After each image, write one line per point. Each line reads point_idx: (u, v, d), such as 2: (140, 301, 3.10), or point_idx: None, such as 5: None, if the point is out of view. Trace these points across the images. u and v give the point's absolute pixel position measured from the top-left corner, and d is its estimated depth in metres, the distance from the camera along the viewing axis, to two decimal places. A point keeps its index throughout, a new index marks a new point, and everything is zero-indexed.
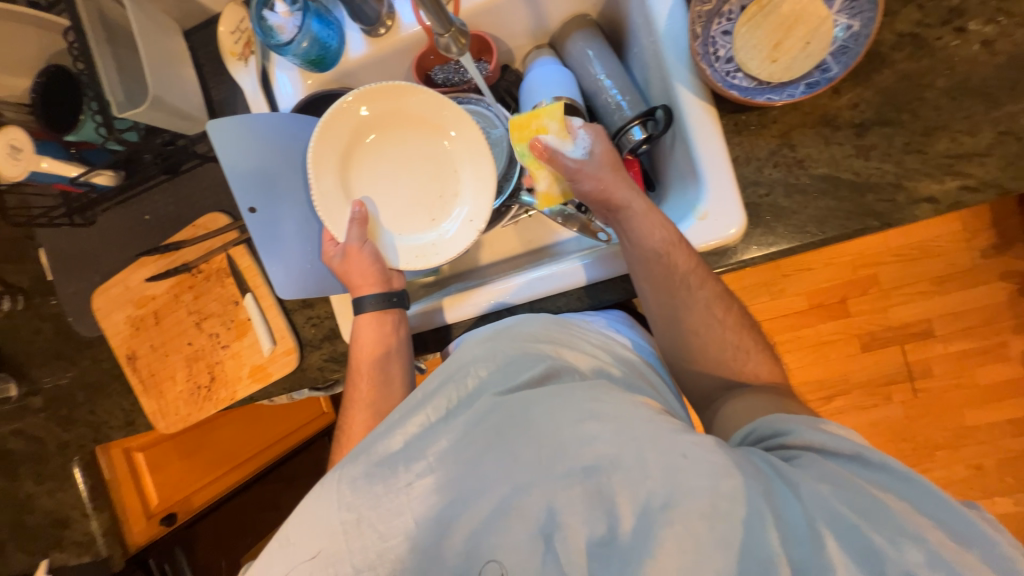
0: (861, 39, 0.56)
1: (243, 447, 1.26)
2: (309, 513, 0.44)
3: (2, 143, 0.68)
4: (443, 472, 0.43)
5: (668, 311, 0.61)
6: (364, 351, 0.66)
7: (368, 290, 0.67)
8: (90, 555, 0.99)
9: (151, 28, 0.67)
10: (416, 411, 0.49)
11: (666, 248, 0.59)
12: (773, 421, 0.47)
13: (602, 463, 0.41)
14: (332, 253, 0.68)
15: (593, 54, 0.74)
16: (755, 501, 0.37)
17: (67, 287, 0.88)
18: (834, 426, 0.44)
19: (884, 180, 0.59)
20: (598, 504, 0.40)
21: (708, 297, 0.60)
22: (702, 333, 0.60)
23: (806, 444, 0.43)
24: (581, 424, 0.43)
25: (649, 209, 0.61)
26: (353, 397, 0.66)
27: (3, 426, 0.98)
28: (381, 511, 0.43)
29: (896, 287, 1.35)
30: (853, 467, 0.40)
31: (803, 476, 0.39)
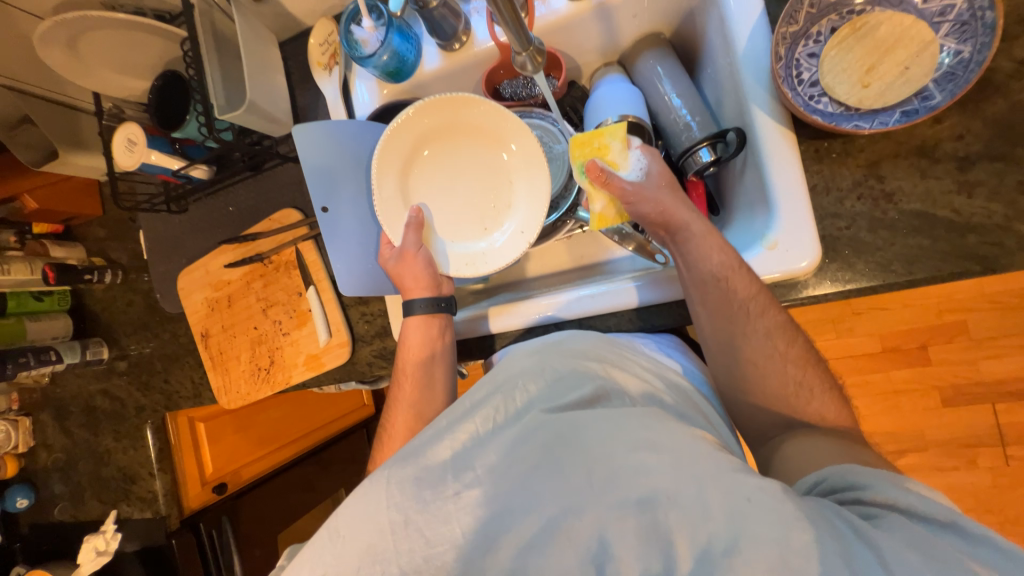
0: (972, 65, 0.51)
1: (291, 429, 1.37)
2: (359, 508, 0.45)
3: (121, 136, 0.77)
4: (490, 484, 0.44)
5: (722, 335, 0.57)
6: (411, 352, 0.68)
7: (420, 293, 0.68)
8: (150, 511, 1.07)
9: (253, 39, 0.74)
10: (462, 420, 0.49)
11: (725, 272, 0.56)
12: (846, 471, 0.43)
13: (657, 496, 0.39)
14: (388, 254, 0.71)
15: (663, 73, 0.73)
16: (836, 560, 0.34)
17: (158, 267, 0.98)
18: (921, 485, 0.40)
19: (989, 221, 0.53)
20: (653, 540, 0.38)
21: (770, 324, 0.56)
22: (760, 364, 0.56)
23: (887, 501, 0.39)
24: (636, 454, 0.42)
25: (707, 233, 0.59)
26: (397, 395, 0.68)
27: (93, 385, 1.10)
28: (430, 517, 0.43)
29: (989, 338, 1.20)
30: (945, 534, 0.35)
31: (886, 537, 0.35)
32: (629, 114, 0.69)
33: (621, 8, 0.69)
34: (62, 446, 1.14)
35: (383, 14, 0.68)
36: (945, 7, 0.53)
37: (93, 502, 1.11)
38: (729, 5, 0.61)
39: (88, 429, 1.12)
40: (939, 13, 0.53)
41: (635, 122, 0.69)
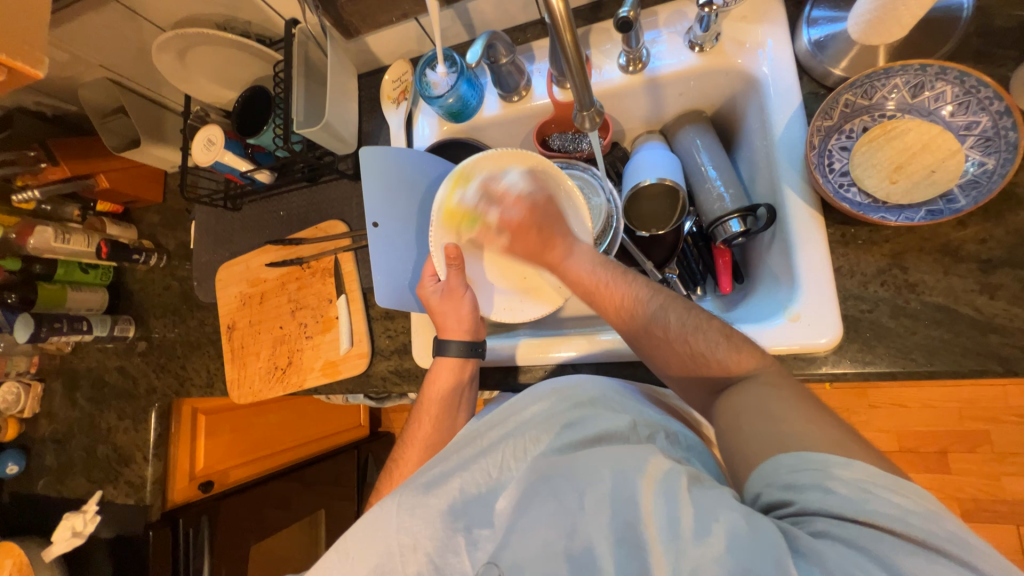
0: (995, 177, 0.55)
1: (287, 436, 1.37)
2: (370, 532, 0.49)
3: (202, 136, 0.84)
4: (502, 524, 0.47)
5: (648, 348, 0.58)
6: (437, 393, 0.69)
7: (456, 337, 0.70)
8: (134, 498, 1.06)
9: (338, 70, 0.83)
10: (472, 462, 0.52)
11: (656, 306, 0.59)
12: (774, 471, 0.41)
13: (636, 513, 0.40)
14: (431, 289, 0.72)
15: (702, 145, 0.79)
16: (779, 575, 0.33)
17: (202, 257, 1.03)
18: (846, 473, 0.39)
19: (1011, 324, 0.54)
20: (631, 554, 0.39)
21: (683, 325, 0.56)
22: (689, 366, 0.54)
23: (818, 502, 0.38)
24: (620, 475, 0.43)
25: (641, 293, 0.62)
26: (415, 433, 0.70)
27: (111, 360, 1.12)
28: (442, 547, 0.47)
29: (1012, 453, 1.16)
30: (881, 528, 0.35)
31: (822, 545, 0.35)
32: (667, 178, 0.74)
33: (670, 86, 0.75)
34: (65, 417, 1.15)
35: (457, 63, 0.76)
36: (971, 122, 0.58)
37: (81, 479, 1.11)
38: (770, 95, 0.67)
39: (94, 403, 1.13)
40: (965, 127, 0.58)
41: (672, 186, 0.74)
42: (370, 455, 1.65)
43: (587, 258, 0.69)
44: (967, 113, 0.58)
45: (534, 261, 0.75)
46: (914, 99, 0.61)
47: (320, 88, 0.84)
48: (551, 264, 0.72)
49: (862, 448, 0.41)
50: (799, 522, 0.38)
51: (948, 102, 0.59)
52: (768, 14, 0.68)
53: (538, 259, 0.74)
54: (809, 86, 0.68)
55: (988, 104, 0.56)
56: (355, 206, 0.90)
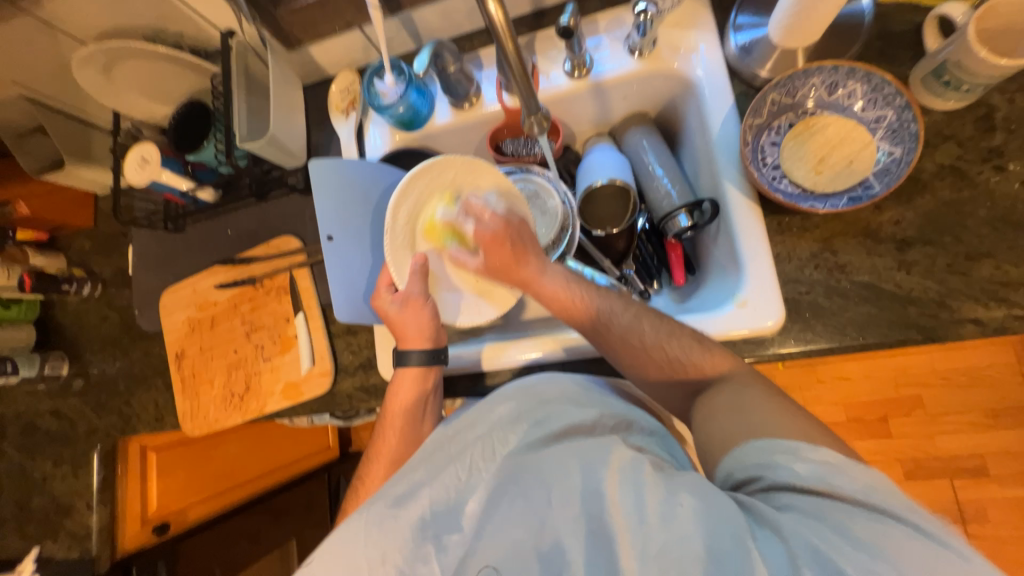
0: (902, 164, 0.61)
1: (249, 466, 1.30)
2: (336, 553, 0.46)
3: (136, 154, 0.81)
4: (472, 527, 0.46)
5: (624, 357, 0.59)
6: (400, 404, 0.68)
7: (418, 345, 0.69)
8: (78, 551, 0.96)
9: (281, 82, 0.80)
10: (441, 471, 0.51)
11: (631, 321, 0.60)
12: (745, 455, 0.44)
13: (602, 504, 0.42)
14: (389, 301, 0.71)
15: (648, 146, 0.82)
16: (742, 548, 0.36)
17: (143, 284, 0.97)
18: (814, 453, 0.41)
19: (926, 296, 0.60)
20: (600, 546, 0.41)
21: (657, 333, 0.59)
22: (668, 370, 0.57)
23: (784, 479, 0.41)
24: (586, 469, 0.45)
25: (619, 309, 0.62)
26: (379, 448, 0.70)
27: (42, 402, 1.03)
28: (410, 558, 0.45)
29: (941, 413, 1.28)
30: (840, 500, 0.38)
31: (786, 519, 0.38)
32: (617, 178, 0.77)
33: (614, 89, 0.78)
34: None
35: (405, 72, 0.76)
36: (879, 116, 0.64)
37: (14, 537, 1.00)
38: (705, 97, 0.71)
39: (25, 451, 1.03)
40: (875, 120, 0.64)
41: (622, 186, 0.77)
42: (342, 476, 1.59)
43: (562, 275, 0.66)
44: (875, 108, 0.64)
45: (503, 278, 0.70)
46: (831, 96, 0.67)
47: (263, 101, 0.81)
48: (524, 280, 0.67)
49: (808, 429, 0.45)
50: (767, 498, 0.41)
51: (859, 98, 0.65)
52: (698, 21, 0.73)
53: (509, 275, 0.68)
54: (740, 87, 0.72)
55: (892, 99, 0.62)
56: (308, 220, 0.88)
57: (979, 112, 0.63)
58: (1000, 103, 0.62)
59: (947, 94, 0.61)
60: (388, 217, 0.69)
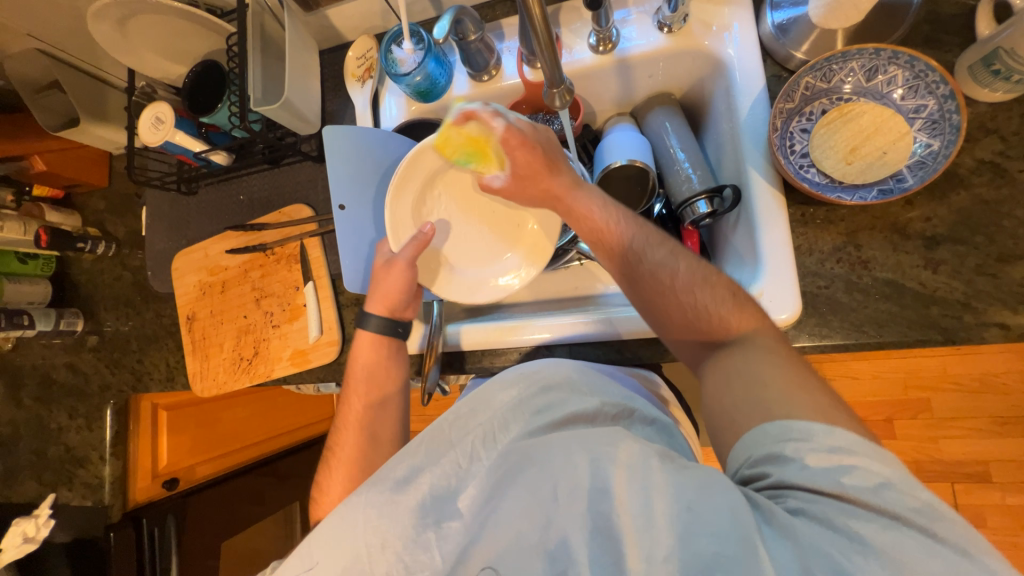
0: (940, 158, 0.58)
1: (255, 430, 1.33)
2: (335, 534, 0.47)
3: (150, 114, 0.80)
4: (470, 515, 0.47)
5: (649, 297, 0.57)
6: (359, 368, 0.71)
7: (379, 311, 0.71)
8: (93, 500, 0.99)
9: (297, 44, 0.78)
10: (440, 456, 0.51)
11: (663, 262, 0.57)
12: (758, 442, 0.43)
13: (610, 502, 0.41)
14: (385, 254, 0.72)
15: (671, 129, 0.80)
16: (754, 558, 0.35)
17: (156, 245, 0.98)
18: (829, 442, 0.40)
19: (951, 296, 0.58)
20: (606, 544, 0.40)
21: (691, 275, 0.56)
22: (694, 318, 0.54)
23: (793, 476, 0.40)
24: (594, 463, 0.43)
25: (659, 243, 0.59)
26: (345, 416, 0.72)
27: (59, 356, 1.05)
28: (411, 544, 0.46)
29: (949, 418, 1.26)
30: (854, 502, 0.37)
31: (797, 523, 0.37)
32: (637, 160, 0.74)
33: (640, 67, 0.75)
34: (10, 418, 1.08)
35: (424, 39, 0.74)
36: (919, 106, 0.61)
37: (31, 483, 1.04)
38: (736, 78, 0.68)
39: (41, 402, 1.06)
40: (914, 110, 0.61)
41: (641, 168, 0.75)
42: None
43: (598, 197, 0.62)
44: (916, 97, 0.61)
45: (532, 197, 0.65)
46: (869, 82, 0.64)
47: (278, 64, 0.79)
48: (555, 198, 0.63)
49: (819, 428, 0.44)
50: (775, 497, 0.40)
51: (899, 85, 0.62)
52: None
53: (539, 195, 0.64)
54: (773, 69, 0.69)
55: (935, 88, 0.59)
56: (320, 190, 0.87)
57: None
58: None
59: (995, 84, 0.58)
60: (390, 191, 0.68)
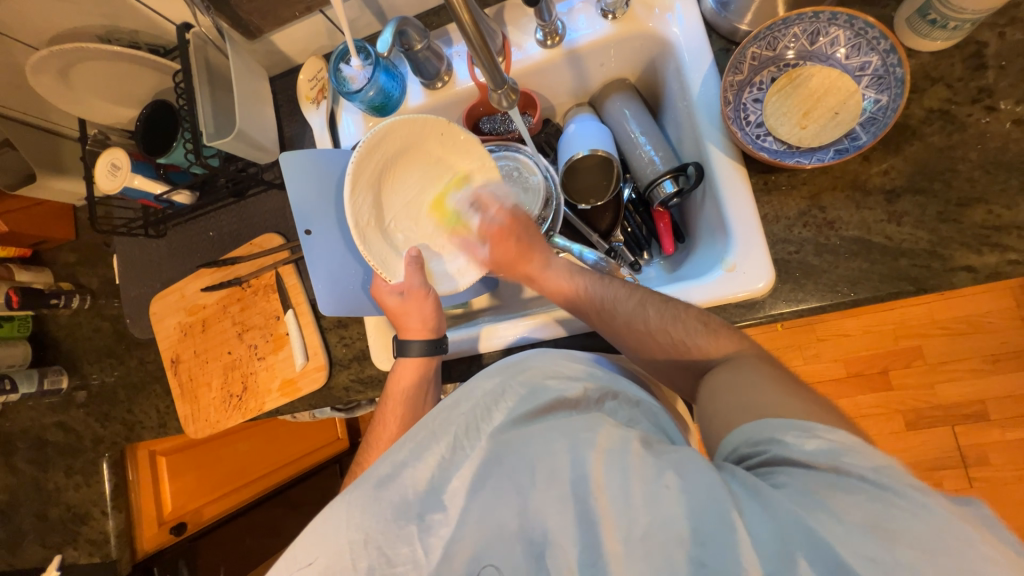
0: (890, 111, 0.59)
1: (258, 464, 1.31)
2: (319, 532, 0.45)
3: (106, 161, 0.79)
4: (456, 507, 0.46)
5: (629, 337, 0.60)
6: (399, 389, 0.69)
7: (420, 336, 0.69)
8: (99, 557, 0.99)
9: (245, 73, 0.78)
10: (426, 450, 0.50)
11: (633, 309, 0.60)
12: (759, 431, 0.44)
13: (588, 486, 0.41)
14: (390, 292, 0.71)
15: (630, 114, 0.80)
16: (728, 530, 0.36)
17: (131, 292, 0.96)
18: (831, 434, 0.40)
19: (917, 246, 0.59)
20: (586, 526, 0.40)
21: (660, 317, 0.59)
22: (674, 353, 0.57)
23: (790, 454, 0.41)
24: (573, 450, 0.44)
25: (626, 293, 0.63)
26: (379, 438, 0.70)
27: (48, 416, 1.04)
28: (392, 537, 0.45)
29: (941, 362, 1.28)
30: (844, 476, 0.37)
31: (778, 496, 0.37)
32: (599, 149, 0.75)
33: (590, 56, 0.76)
34: (5, 485, 1.06)
35: (371, 54, 0.72)
36: (864, 63, 0.62)
37: (36, 547, 1.02)
38: (685, 57, 0.69)
39: (36, 465, 1.04)
40: (860, 68, 0.62)
41: (604, 157, 0.75)
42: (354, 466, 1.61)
43: (564, 268, 0.70)
44: (859, 55, 0.62)
45: (508, 271, 0.74)
46: (812, 46, 0.65)
47: (228, 95, 0.79)
48: (529, 275, 0.72)
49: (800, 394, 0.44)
50: (766, 474, 0.40)
51: (842, 45, 0.63)
52: None
53: (516, 269, 0.72)
54: (719, 43, 0.70)
55: (876, 44, 0.60)
56: (289, 216, 0.86)
57: (969, 50, 0.60)
58: (989, 39, 0.60)
59: (934, 33, 0.59)
60: (357, 239, 0.66)
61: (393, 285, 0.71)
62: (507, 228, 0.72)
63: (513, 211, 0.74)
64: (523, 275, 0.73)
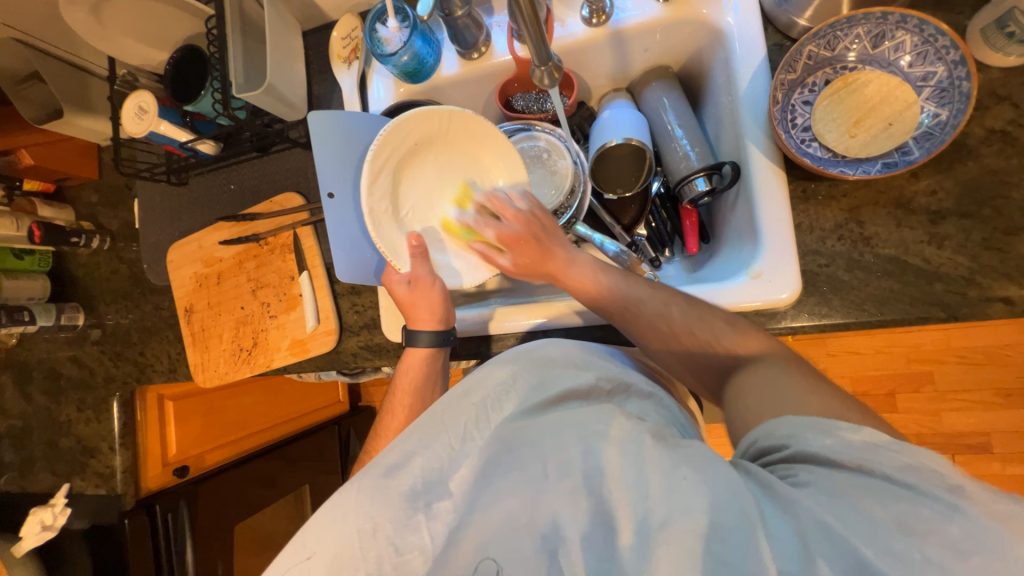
0: (948, 128, 0.56)
1: (261, 417, 1.34)
2: (324, 523, 0.47)
3: (133, 103, 0.78)
4: (461, 495, 0.47)
5: (627, 321, 0.62)
6: (408, 376, 0.69)
7: (428, 326, 0.69)
8: (105, 489, 1.02)
9: (278, 26, 0.76)
10: (432, 439, 0.50)
11: (661, 309, 0.60)
12: (775, 427, 0.43)
13: (602, 477, 0.42)
14: (398, 281, 0.71)
15: (669, 104, 0.77)
16: (750, 532, 0.35)
17: (150, 238, 0.97)
18: (853, 436, 0.38)
19: (955, 272, 0.57)
20: (598, 520, 0.40)
21: (686, 317, 0.58)
22: (698, 353, 0.57)
23: (810, 450, 0.39)
24: (585, 441, 0.44)
25: (651, 293, 0.62)
26: (387, 424, 0.70)
27: (63, 351, 1.06)
28: (400, 526, 0.46)
29: (952, 391, 1.26)
30: (874, 475, 0.36)
31: (800, 495, 0.36)
32: (633, 138, 0.72)
33: (635, 39, 0.72)
34: (20, 412, 1.09)
35: (409, 17, 0.70)
36: (927, 73, 0.58)
37: (45, 474, 1.06)
38: (736, 48, 0.65)
39: (50, 396, 1.07)
40: (922, 78, 0.59)
41: (638, 146, 0.73)
42: (352, 429, 1.63)
43: (588, 265, 0.68)
44: (924, 63, 0.58)
45: (532, 275, 0.71)
46: (875, 49, 0.61)
47: (260, 47, 0.77)
48: (552, 274, 0.69)
49: (815, 411, 0.43)
50: (786, 471, 0.39)
51: (907, 51, 0.59)
52: None
53: (538, 270, 0.70)
54: (774, 38, 0.66)
55: (944, 53, 0.56)
56: (311, 177, 0.85)
57: None
58: None
59: (1008, 47, 0.55)
60: (370, 225, 0.67)
61: (401, 274, 0.71)
62: (524, 232, 0.70)
63: (528, 216, 0.71)
64: (547, 275, 0.70)
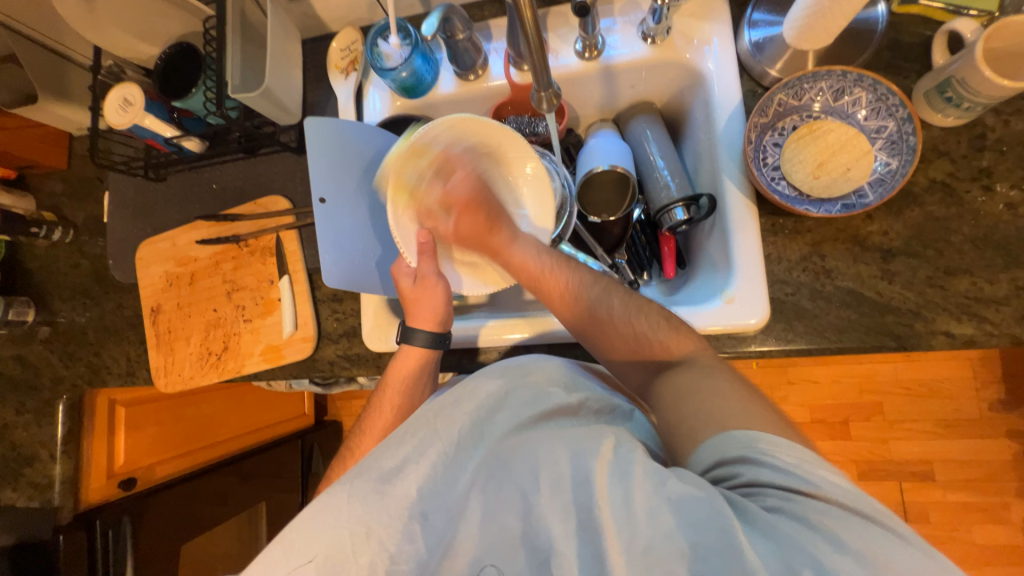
0: (897, 176, 0.63)
1: (221, 428, 1.27)
2: (315, 523, 0.46)
3: (118, 94, 0.76)
4: (458, 509, 0.47)
5: (593, 332, 0.61)
6: (399, 375, 0.68)
7: (427, 326, 0.68)
8: (39, 501, 0.95)
9: (279, 33, 0.77)
10: (427, 447, 0.50)
11: (600, 301, 0.62)
12: (725, 446, 0.44)
13: (592, 495, 0.42)
14: (405, 273, 0.70)
15: (652, 136, 0.82)
16: (734, 551, 0.37)
17: (119, 233, 0.93)
18: (790, 453, 0.42)
19: (904, 305, 0.62)
20: (589, 538, 0.41)
21: (626, 307, 0.61)
22: (634, 347, 0.59)
23: (765, 473, 0.41)
24: (576, 458, 0.45)
25: (597, 282, 0.64)
26: (371, 423, 0.69)
27: (6, 349, 0.99)
28: (394, 534, 0.46)
29: (899, 420, 1.34)
30: (821, 499, 0.39)
31: (777, 521, 0.38)
32: (618, 165, 0.77)
33: (624, 75, 0.77)
34: None
35: (411, 36, 0.72)
36: (880, 127, 0.65)
37: None
38: (715, 91, 0.71)
39: None
40: (876, 130, 0.66)
41: (622, 173, 0.77)
42: (316, 444, 1.57)
43: (531, 247, 0.69)
44: (877, 118, 0.66)
45: (476, 246, 0.72)
46: (836, 102, 0.68)
47: (258, 51, 0.77)
48: (494, 250, 0.70)
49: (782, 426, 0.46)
50: (751, 496, 0.41)
51: (863, 106, 0.66)
52: (715, 12, 0.72)
53: (482, 242, 0.70)
54: (748, 84, 0.72)
55: (895, 111, 0.63)
56: (298, 182, 0.85)
57: (975, 131, 0.64)
58: (995, 124, 0.64)
59: (947, 110, 0.63)
60: (390, 214, 0.67)
61: (409, 268, 0.70)
62: (475, 199, 0.70)
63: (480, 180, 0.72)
64: (488, 249, 0.70)
